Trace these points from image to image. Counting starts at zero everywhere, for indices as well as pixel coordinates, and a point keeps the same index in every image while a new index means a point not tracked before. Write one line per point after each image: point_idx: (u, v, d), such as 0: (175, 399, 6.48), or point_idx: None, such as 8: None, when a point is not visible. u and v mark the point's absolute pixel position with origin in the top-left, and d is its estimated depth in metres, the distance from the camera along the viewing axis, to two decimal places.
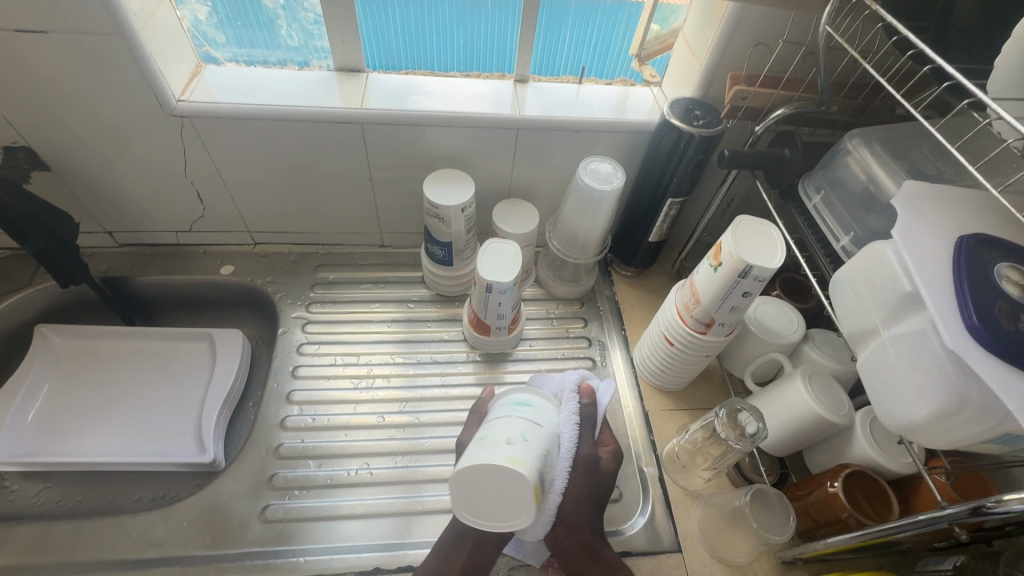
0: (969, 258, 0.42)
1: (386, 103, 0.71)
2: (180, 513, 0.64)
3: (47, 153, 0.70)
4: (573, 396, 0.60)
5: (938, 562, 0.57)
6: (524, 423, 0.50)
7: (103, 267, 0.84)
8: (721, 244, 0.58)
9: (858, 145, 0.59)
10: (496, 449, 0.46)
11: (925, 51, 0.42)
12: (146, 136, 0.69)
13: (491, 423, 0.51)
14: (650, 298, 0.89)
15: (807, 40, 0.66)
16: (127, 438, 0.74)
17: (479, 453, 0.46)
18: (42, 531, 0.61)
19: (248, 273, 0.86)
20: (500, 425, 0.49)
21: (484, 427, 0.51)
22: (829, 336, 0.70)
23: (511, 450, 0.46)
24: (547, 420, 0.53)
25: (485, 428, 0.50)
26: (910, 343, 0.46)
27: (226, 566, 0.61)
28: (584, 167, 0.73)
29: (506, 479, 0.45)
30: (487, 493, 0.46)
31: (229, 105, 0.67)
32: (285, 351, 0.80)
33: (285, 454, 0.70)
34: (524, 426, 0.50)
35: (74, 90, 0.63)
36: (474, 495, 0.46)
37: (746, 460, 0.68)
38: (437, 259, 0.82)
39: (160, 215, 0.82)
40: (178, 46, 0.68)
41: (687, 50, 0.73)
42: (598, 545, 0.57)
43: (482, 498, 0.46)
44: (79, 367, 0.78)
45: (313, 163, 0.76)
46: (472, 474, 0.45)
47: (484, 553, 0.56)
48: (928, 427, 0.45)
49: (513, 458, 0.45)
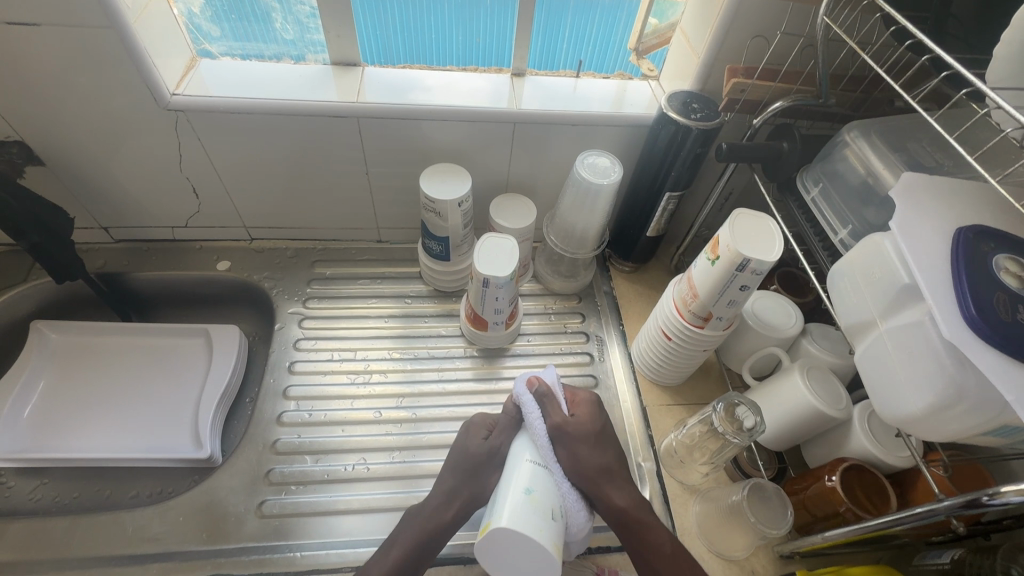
0: (967, 250, 0.42)
1: (382, 97, 0.71)
2: (176, 508, 0.64)
3: (41, 147, 0.69)
4: (527, 393, 0.61)
5: (936, 555, 0.57)
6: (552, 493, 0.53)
7: (98, 262, 0.83)
8: (718, 238, 0.57)
9: (856, 137, 0.58)
10: (542, 521, 0.49)
11: (924, 40, 0.42)
12: (140, 131, 0.69)
13: (532, 477, 0.53)
14: (648, 293, 0.88)
15: (805, 32, 0.65)
16: (123, 434, 0.73)
17: (531, 520, 0.48)
18: (38, 527, 0.61)
19: (244, 269, 0.86)
20: (542, 485, 0.52)
21: (519, 475, 0.53)
22: (827, 329, 0.69)
23: (554, 529, 0.49)
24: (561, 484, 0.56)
25: (524, 478, 0.52)
26: (908, 335, 0.46)
27: (222, 561, 0.61)
28: (581, 161, 0.72)
29: (538, 554, 0.48)
30: (516, 557, 0.48)
31: (224, 99, 0.66)
32: (281, 346, 0.79)
33: (282, 450, 0.70)
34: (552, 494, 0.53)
35: (67, 84, 0.63)
36: (499, 549, 0.48)
37: (744, 455, 0.68)
38: (434, 254, 0.82)
39: (155, 211, 0.81)
40: (172, 40, 0.67)
41: (685, 43, 0.73)
42: (631, 508, 0.58)
43: (511, 556, 0.48)
44: (74, 363, 0.78)
45: (309, 157, 0.75)
46: (514, 538, 0.47)
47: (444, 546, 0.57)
48: (926, 419, 0.45)
49: (554, 543, 0.48)
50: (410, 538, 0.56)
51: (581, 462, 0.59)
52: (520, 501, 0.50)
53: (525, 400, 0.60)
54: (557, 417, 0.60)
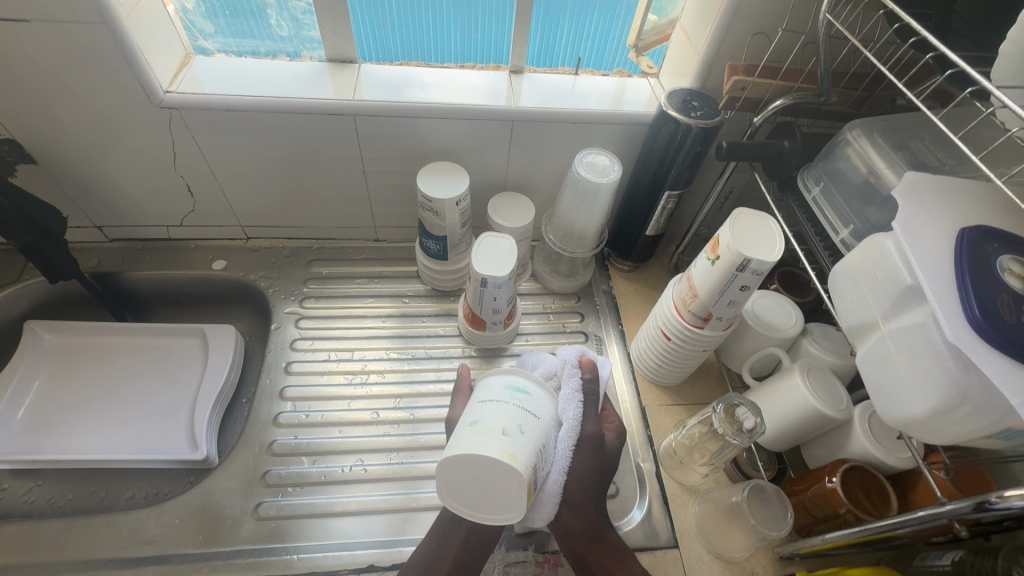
0: (971, 251, 0.42)
1: (378, 95, 0.70)
2: (172, 511, 0.63)
3: (33, 146, 0.68)
4: (575, 371, 0.60)
5: (937, 557, 0.56)
6: (521, 414, 0.45)
7: (92, 262, 0.82)
8: (719, 238, 0.57)
9: (858, 136, 0.58)
10: (489, 440, 0.42)
11: (929, 38, 0.41)
12: (133, 128, 0.68)
13: (488, 405, 0.46)
14: (647, 292, 0.88)
15: (807, 29, 0.64)
16: (118, 436, 0.73)
17: (468, 442, 0.42)
18: (32, 530, 0.61)
19: (240, 268, 0.85)
20: (495, 407, 0.45)
21: (473, 408, 0.47)
22: (827, 330, 0.69)
23: (505, 442, 0.42)
24: (545, 411, 0.48)
25: (473, 411, 0.46)
26: (910, 337, 0.46)
27: (218, 564, 0.60)
28: (580, 159, 0.72)
29: (500, 475, 0.41)
30: (476, 488, 0.43)
31: (218, 97, 0.66)
32: (278, 346, 0.79)
33: (279, 451, 0.69)
34: (522, 416, 0.45)
35: (59, 81, 0.62)
36: (462, 482, 0.43)
37: (744, 456, 0.68)
38: (432, 253, 0.81)
39: (150, 209, 0.80)
40: (165, 36, 0.66)
41: (685, 40, 0.72)
42: (603, 528, 0.56)
43: (469, 491, 0.43)
44: (69, 363, 0.77)
45: (305, 155, 0.74)
46: (464, 466, 0.42)
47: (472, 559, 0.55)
48: (929, 422, 0.44)
49: (510, 454, 0.41)
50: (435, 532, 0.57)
51: (588, 484, 0.56)
52: (463, 433, 0.44)
53: (570, 373, 0.60)
54: (592, 426, 0.58)
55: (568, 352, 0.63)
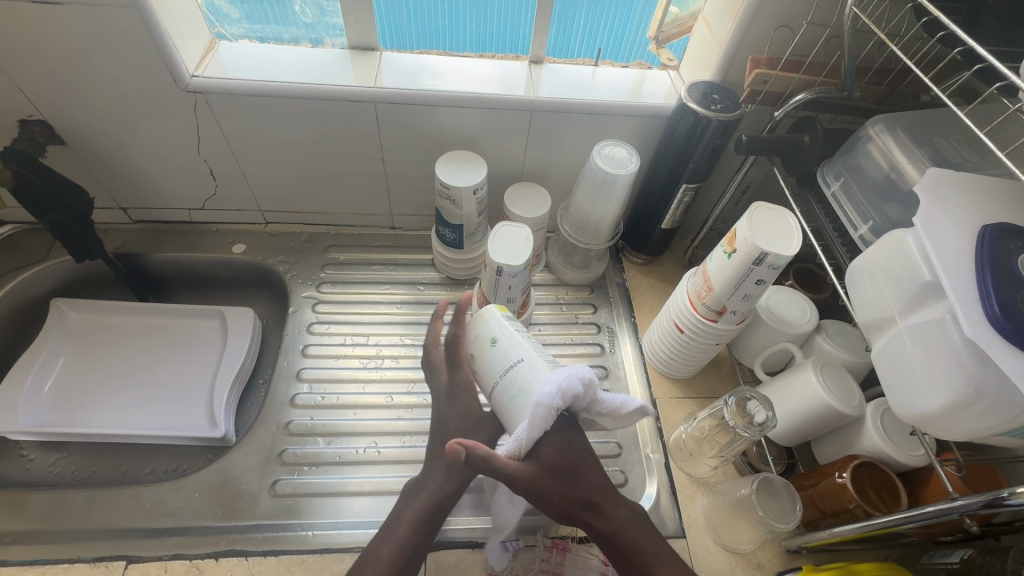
0: (992, 247, 0.41)
1: (398, 83, 0.71)
2: (192, 485, 0.65)
3: (63, 127, 0.70)
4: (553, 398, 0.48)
5: (945, 555, 0.57)
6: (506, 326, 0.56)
7: (116, 243, 0.84)
8: (736, 231, 0.57)
9: (881, 131, 0.57)
10: (481, 332, 0.56)
11: (957, 32, 0.41)
12: (160, 112, 0.69)
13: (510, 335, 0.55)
14: (661, 285, 0.88)
15: (832, 22, 0.64)
16: (140, 412, 0.75)
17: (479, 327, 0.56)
18: (58, 499, 0.63)
19: (259, 252, 0.87)
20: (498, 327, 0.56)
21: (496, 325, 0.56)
22: (842, 327, 0.69)
23: (484, 334, 0.56)
24: (505, 330, 0.55)
25: (494, 326, 0.56)
26: (927, 333, 0.46)
27: (235, 537, 0.62)
28: (597, 150, 0.72)
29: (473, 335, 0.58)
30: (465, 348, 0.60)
31: (242, 82, 0.67)
32: (296, 330, 0.80)
33: (294, 431, 0.71)
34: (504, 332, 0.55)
35: (92, 66, 0.63)
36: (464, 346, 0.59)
37: (754, 449, 0.68)
38: (448, 242, 0.82)
39: (174, 193, 0.82)
40: (191, 21, 0.67)
41: (706, 32, 0.72)
42: (581, 466, 0.51)
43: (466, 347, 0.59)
44: (93, 342, 0.80)
45: (327, 142, 0.75)
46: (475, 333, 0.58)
47: (433, 514, 0.55)
48: (944, 418, 0.45)
49: (485, 338, 0.55)
50: (411, 520, 0.54)
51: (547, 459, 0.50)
52: (484, 336, 0.56)
53: (552, 404, 0.48)
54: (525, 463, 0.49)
55: (548, 380, 0.49)
